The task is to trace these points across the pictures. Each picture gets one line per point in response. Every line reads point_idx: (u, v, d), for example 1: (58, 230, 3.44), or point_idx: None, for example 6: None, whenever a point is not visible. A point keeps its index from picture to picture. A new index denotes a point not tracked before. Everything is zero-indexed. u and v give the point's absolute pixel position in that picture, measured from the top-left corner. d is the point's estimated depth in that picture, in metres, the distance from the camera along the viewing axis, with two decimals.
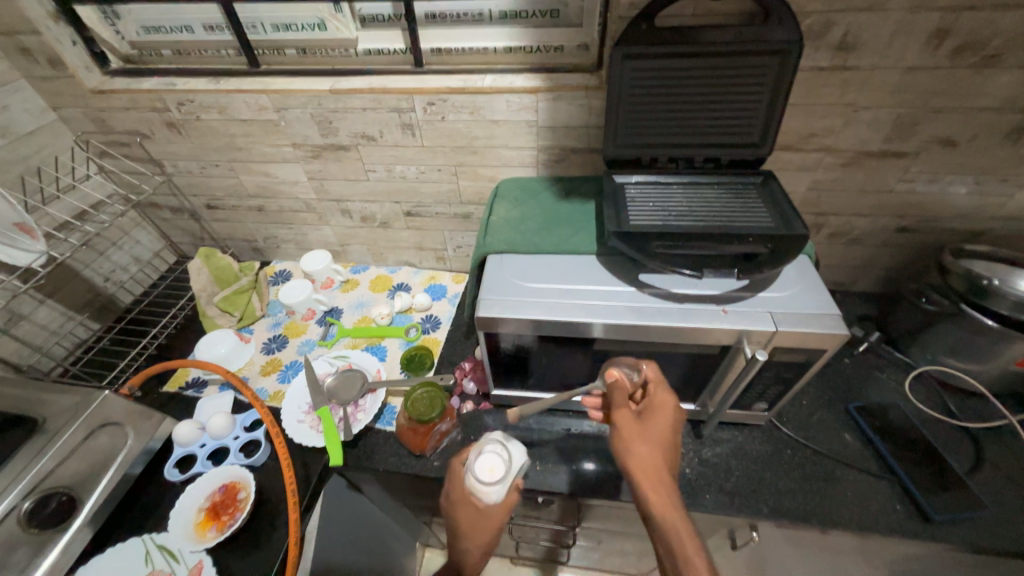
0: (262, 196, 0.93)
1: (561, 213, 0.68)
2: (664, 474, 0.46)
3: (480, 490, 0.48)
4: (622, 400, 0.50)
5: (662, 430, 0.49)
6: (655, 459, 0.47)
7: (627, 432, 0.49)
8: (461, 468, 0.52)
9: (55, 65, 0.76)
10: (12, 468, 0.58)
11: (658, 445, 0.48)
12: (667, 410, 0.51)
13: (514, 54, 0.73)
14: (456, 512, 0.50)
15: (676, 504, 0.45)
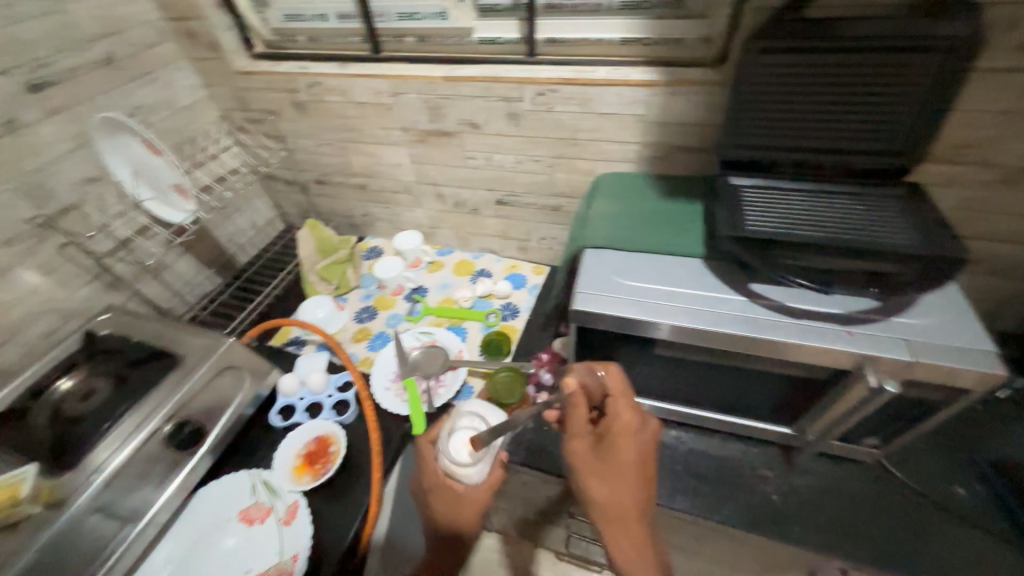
0: (366, 176, 0.99)
1: (666, 211, 0.66)
2: (629, 515, 0.46)
3: (455, 473, 0.52)
4: (579, 433, 0.48)
5: (627, 465, 0.46)
6: (609, 488, 0.46)
7: (588, 471, 0.47)
8: (430, 453, 0.55)
9: (213, 48, 0.86)
10: (158, 394, 0.66)
11: (622, 483, 0.46)
12: (629, 440, 0.47)
13: (629, 46, 0.71)
14: (432, 500, 0.55)
15: (637, 545, 0.46)
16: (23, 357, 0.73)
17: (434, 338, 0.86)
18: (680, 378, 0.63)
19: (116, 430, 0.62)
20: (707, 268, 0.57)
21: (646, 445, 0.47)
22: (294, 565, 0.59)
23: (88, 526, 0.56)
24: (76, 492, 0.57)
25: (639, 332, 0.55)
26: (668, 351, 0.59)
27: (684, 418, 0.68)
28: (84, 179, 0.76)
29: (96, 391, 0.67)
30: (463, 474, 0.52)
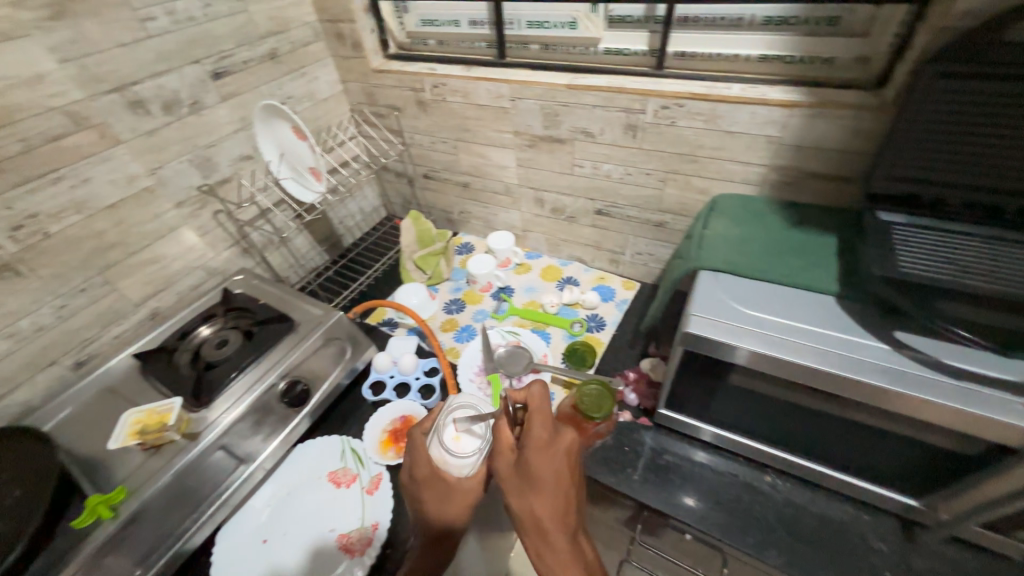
0: (471, 175, 1.04)
1: (791, 242, 0.61)
2: (546, 526, 0.45)
3: (446, 461, 0.49)
4: (501, 446, 0.49)
5: (544, 477, 0.46)
6: (527, 498, 0.46)
7: (507, 484, 0.47)
8: (421, 439, 0.52)
9: (355, 48, 0.95)
10: (276, 353, 0.73)
11: (538, 495, 0.46)
12: (540, 450, 0.46)
13: (768, 63, 0.67)
14: (422, 491, 0.51)
15: (557, 555, 0.45)
16: (174, 304, 0.85)
17: (519, 338, 0.87)
18: (788, 421, 0.58)
19: (241, 379, 0.69)
20: (841, 308, 0.52)
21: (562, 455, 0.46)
22: (374, 534, 0.62)
23: (210, 461, 0.64)
24: (203, 430, 0.64)
25: (755, 366, 0.51)
26: (781, 390, 0.55)
27: (784, 464, 0.63)
28: (240, 157, 0.88)
29: (229, 341, 0.75)
30: (456, 460, 0.50)
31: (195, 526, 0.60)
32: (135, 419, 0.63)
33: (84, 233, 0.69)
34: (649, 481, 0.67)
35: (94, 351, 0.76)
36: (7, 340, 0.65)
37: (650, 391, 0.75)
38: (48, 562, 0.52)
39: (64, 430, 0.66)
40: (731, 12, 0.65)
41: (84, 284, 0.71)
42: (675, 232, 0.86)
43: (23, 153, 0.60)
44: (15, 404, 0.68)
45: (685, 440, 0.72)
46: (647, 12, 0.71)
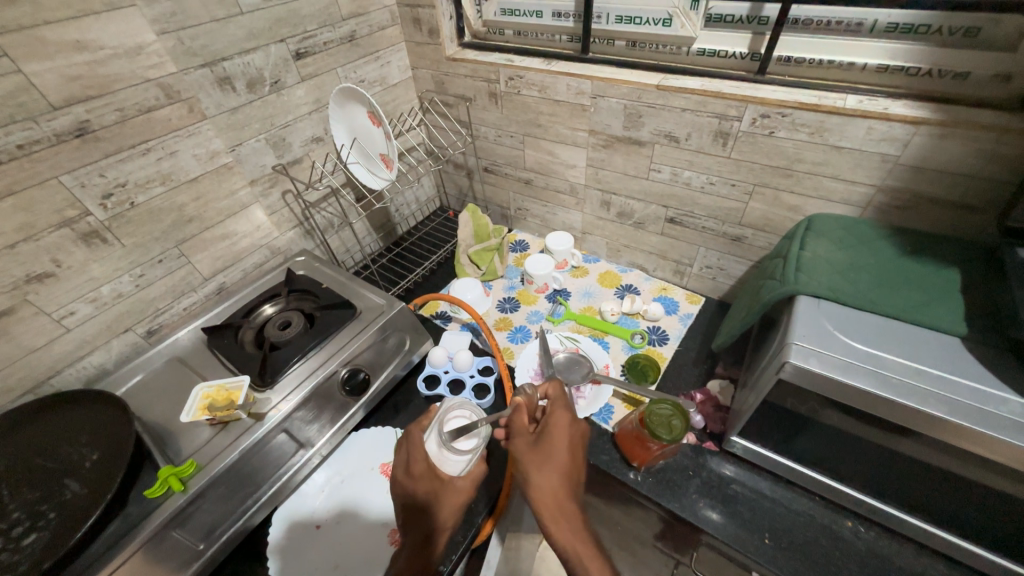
0: (536, 172, 1.02)
1: (902, 273, 0.56)
2: (564, 498, 0.48)
3: (444, 458, 0.58)
4: (520, 429, 0.53)
5: (562, 453, 0.50)
6: (550, 473, 0.49)
7: (526, 460, 0.50)
8: (419, 436, 0.56)
9: (431, 34, 0.93)
10: (339, 339, 0.72)
11: (557, 469, 0.49)
12: (560, 431, 0.52)
13: (886, 75, 0.61)
14: (420, 486, 0.54)
15: (574, 528, 0.46)
16: (239, 280, 0.86)
17: (578, 345, 0.85)
18: (886, 467, 0.54)
19: (304, 363, 0.68)
20: (967, 352, 0.47)
21: (575, 438, 0.52)
22: None
23: (273, 443, 0.63)
24: (269, 411, 0.63)
25: (863, 406, 0.48)
26: (886, 436, 0.50)
27: (869, 510, 0.58)
28: (311, 138, 0.89)
29: (291, 323, 0.75)
30: (452, 460, 0.58)
31: (254, 505, 0.61)
32: (205, 394, 0.63)
33: (166, 205, 0.70)
34: (715, 512, 0.64)
35: (164, 321, 0.77)
36: (89, 305, 0.66)
37: (717, 415, 0.73)
38: (121, 529, 0.52)
39: (135, 397, 0.68)
40: (850, 17, 0.60)
41: (162, 255, 0.72)
42: (753, 248, 0.82)
43: (118, 123, 0.61)
44: (91, 368, 0.69)
45: (754, 471, 0.68)
46: (752, 13, 0.66)
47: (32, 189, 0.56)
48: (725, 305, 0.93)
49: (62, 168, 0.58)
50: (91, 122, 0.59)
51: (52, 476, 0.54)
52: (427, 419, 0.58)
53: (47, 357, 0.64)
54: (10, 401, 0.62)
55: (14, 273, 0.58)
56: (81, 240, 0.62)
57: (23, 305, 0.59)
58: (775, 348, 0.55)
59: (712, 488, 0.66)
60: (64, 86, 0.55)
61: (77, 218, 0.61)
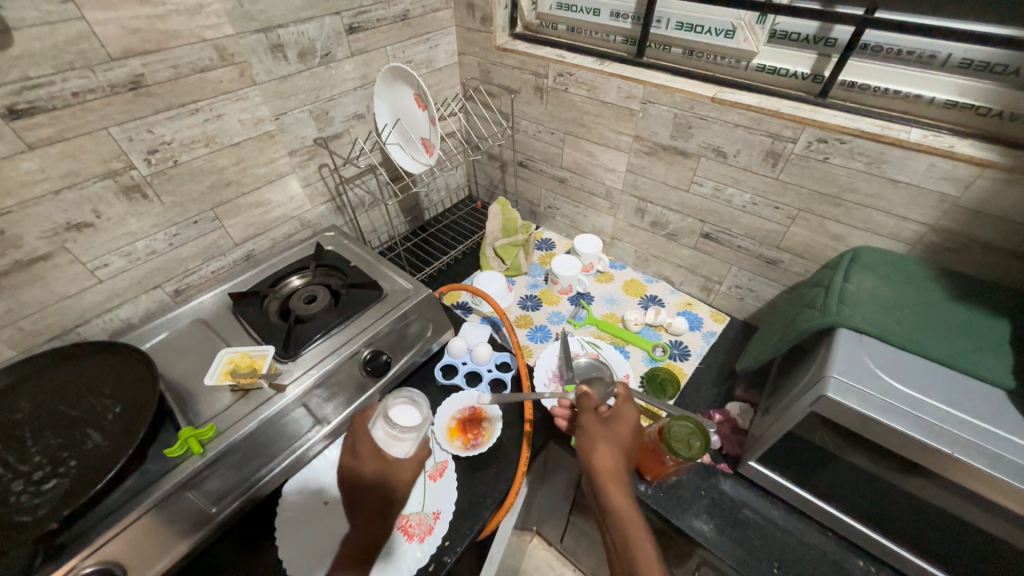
0: (572, 171, 1.01)
1: (949, 317, 0.55)
2: (623, 472, 0.52)
3: (389, 443, 0.57)
4: (588, 409, 0.58)
5: (627, 436, 0.55)
6: (615, 450, 0.53)
7: (592, 433, 0.55)
8: (362, 423, 0.59)
9: (484, 21, 0.92)
10: (365, 319, 0.72)
11: (619, 445, 0.54)
12: (628, 420, 0.57)
13: (954, 111, 0.59)
14: (368, 468, 0.58)
15: (630, 498, 0.50)
16: (267, 249, 0.87)
17: (599, 351, 0.84)
18: (910, 513, 0.52)
19: (327, 339, 0.68)
20: (1015, 407, 0.46)
21: (637, 427, 0.57)
22: (434, 523, 0.61)
23: (291, 416, 0.63)
24: (290, 384, 0.62)
25: (898, 448, 0.47)
26: (922, 483, 0.49)
27: (883, 552, 0.58)
28: (353, 115, 0.88)
29: (317, 299, 0.75)
30: (397, 445, 0.57)
31: (268, 475, 0.62)
32: (229, 359, 0.63)
33: (207, 167, 0.70)
34: (725, 535, 0.63)
35: (191, 282, 0.78)
36: (123, 258, 0.66)
37: (734, 437, 0.72)
38: (138, 485, 0.52)
39: (158, 353, 0.68)
40: (924, 47, 0.58)
41: (197, 216, 0.72)
42: (788, 273, 0.80)
43: (171, 80, 0.61)
44: (118, 320, 0.70)
45: (768, 499, 0.67)
46: (820, 33, 0.64)
47: (82, 138, 0.56)
48: (750, 326, 0.92)
49: (112, 120, 0.58)
50: (145, 77, 0.58)
51: (76, 425, 0.55)
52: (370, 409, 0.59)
53: (78, 305, 0.65)
54: (39, 345, 0.63)
55: (55, 220, 0.58)
56: (123, 193, 0.62)
57: (60, 253, 0.60)
58: (809, 378, 0.54)
59: (723, 511, 0.66)
60: (124, 38, 0.55)
61: (122, 170, 0.61)
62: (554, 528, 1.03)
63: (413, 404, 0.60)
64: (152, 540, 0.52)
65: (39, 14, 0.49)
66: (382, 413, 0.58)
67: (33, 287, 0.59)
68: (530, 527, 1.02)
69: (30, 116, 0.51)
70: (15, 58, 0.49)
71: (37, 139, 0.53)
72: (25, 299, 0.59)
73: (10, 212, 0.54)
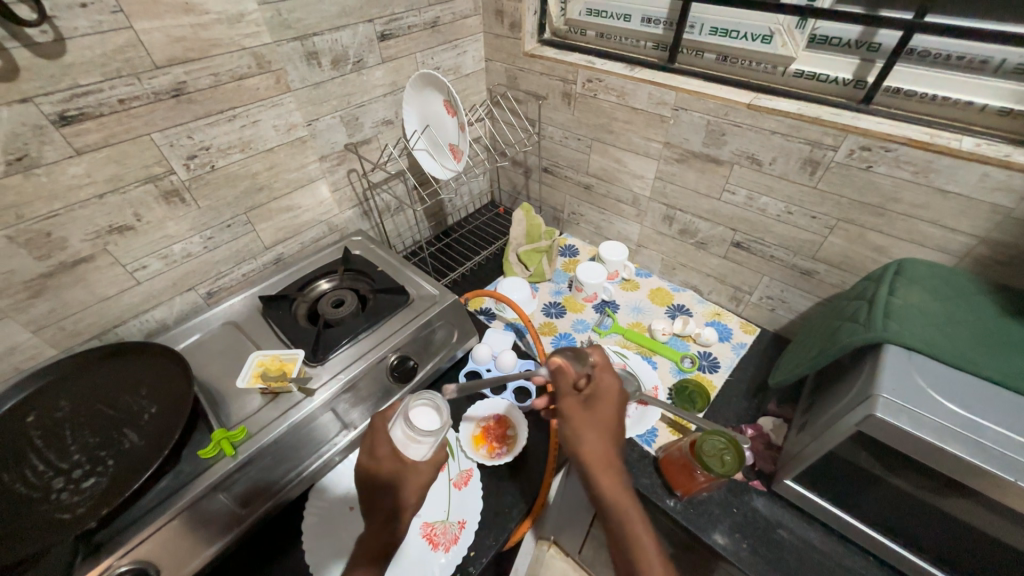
0: (597, 178, 1.00)
1: (1007, 335, 0.52)
2: (611, 454, 0.51)
3: (410, 442, 0.53)
4: (568, 390, 0.54)
5: (610, 416, 0.53)
6: (601, 440, 0.51)
7: (576, 419, 0.52)
8: (382, 423, 0.54)
9: (512, 28, 0.92)
10: (392, 324, 0.72)
11: (607, 430, 0.52)
12: (609, 397, 0.53)
13: (1010, 119, 0.57)
14: (383, 469, 0.52)
15: (619, 479, 0.50)
16: (296, 252, 0.88)
17: (626, 361, 0.83)
18: (962, 543, 0.49)
19: (354, 344, 0.68)
20: None
21: (621, 403, 0.54)
22: (459, 532, 0.60)
23: (319, 421, 0.63)
24: (317, 389, 0.62)
25: (954, 473, 0.44)
26: (978, 510, 0.46)
27: None
28: (382, 121, 0.89)
29: (344, 303, 0.75)
30: (417, 444, 0.53)
31: (295, 478, 0.62)
32: (260, 362, 0.64)
33: (242, 171, 0.71)
34: (758, 556, 0.61)
35: (223, 284, 0.79)
36: (160, 261, 0.68)
37: (767, 454, 0.70)
38: (173, 486, 0.52)
39: (191, 354, 0.69)
40: (973, 52, 0.56)
41: (231, 220, 0.74)
42: (824, 284, 0.78)
43: (212, 87, 0.62)
44: (153, 321, 0.71)
45: (804, 519, 0.64)
46: (863, 37, 0.62)
47: (126, 143, 0.57)
48: (781, 338, 0.89)
49: (155, 126, 0.59)
50: (187, 84, 0.60)
51: (114, 424, 0.56)
52: (392, 410, 0.55)
53: (116, 306, 0.66)
54: (79, 344, 0.65)
55: (98, 223, 0.59)
56: (162, 197, 0.64)
57: (102, 255, 0.61)
58: (853, 397, 0.52)
59: (756, 530, 0.63)
60: (168, 47, 0.56)
61: (162, 175, 0.62)
62: (572, 540, 1.01)
63: (434, 408, 0.57)
64: (185, 542, 0.52)
65: (91, 24, 0.50)
66: (403, 411, 0.55)
67: (76, 288, 0.61)
68: (548, 537, 1.00)
69: (79, 122, 0.53)
70: (66, 67, 0.50)
71: (84, 145, 0.54)
72: (68, 299, 0.61)
73: (57, 215, 0.55)
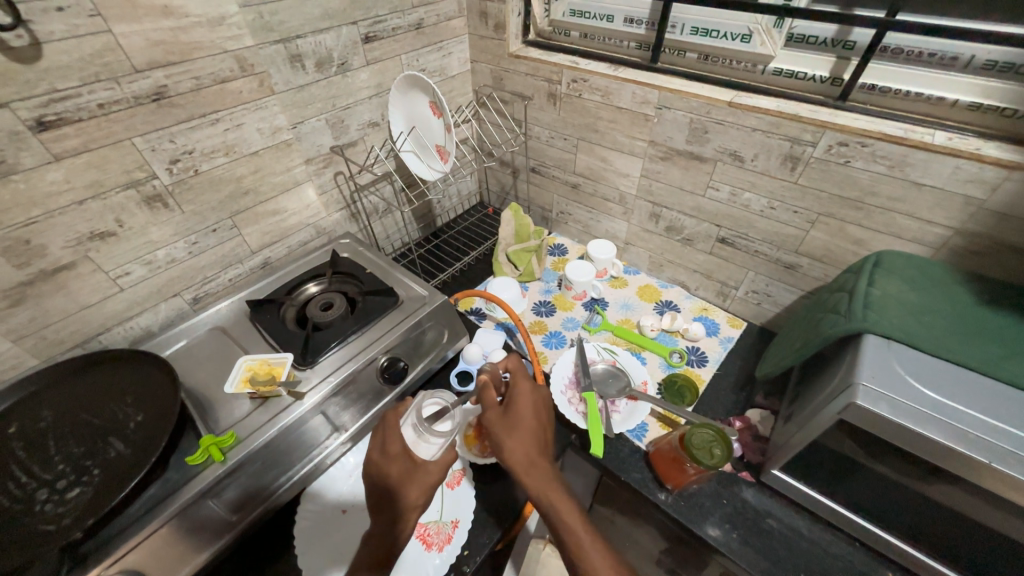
0: (584, 177, 1.01)
1: (981, 323, 0.54)
2: (534, 455, 0.52)
3: (420, 442, 0.56)
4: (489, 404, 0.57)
5: (528, 418, 0.55)
6: (521, 443, 0.53)
7: (497, 428, 0.55)
8: (395, 420, 0.55)
9: (497, 29, 0.93)
10: (382, 326, 0.72)
11: (524, 431, 0.54)
12: (525, 402, 0.56)
13: (980, 113, 0.58)
14: (393, 468, 0.52)
15: (544, 478, 0.51)
16: (283, 256, 0.87)
17: (616, 358, 0.84)
18: (943, 526, 0.51)
19: (343, 347, 0.68)
20: None
21: (540, 406, 0.57)
22: (453, 532, 0.60)
23: (309, 424, 0.62)
24: (308, 391, 0.62)
25: (935, 458, 0.45)
26: (956, 492, 0.47)
27: (916, 566, 0.55)
28: (368, 123, 0.89)
29: (333, 306, 0.75)
30: (428, 444, 0.56)
31: (286, 482, 0.62)
32: (248, 366, 0.64)
33: (227, 175, 0.70)
34: (749, 546, 0.62)
35: (209, 290, 0.78)
36: (143, 267, 0.67)
37: (756, 445, 0.71)
38: (160, 494, 0.52)
39: (178, 361, 0.68)
40: (944, 49, 0.58)
41: (216, 225, 0.73)
42: (807, 278, 0.79)
43: (193, 91, 0.62)
44: (138, 329, 0.70)
45: (793, 509, 0.65)
46: (838, 36, 0.64)
47: (107, 148, 0.57)
48: (768, 332, 0.91)
49: (136, 131, 0.58)
50: (168, 88, 0.59)
51: (99, 433, 0.55)
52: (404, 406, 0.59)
53: (99, 314, 0.65)
54: (61, 353, 0.64)
55: (79, 229, 0.58)
56: (144, 203, 0.63)
57: (83, 262, 0.60)
58: (835, 386, 0.53)
59: (746, 521, 0.64)
60: (148, 50, 0.56)
61: (144, 180, 0.62)
62: None
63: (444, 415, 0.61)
64: (174, 549, 0.51)
65: (67, 28, 0.50)
66: (415, 410, 0.59)
67: (57, 296, 0.60)
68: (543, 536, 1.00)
69: (58, 127, 0.52)
70: (43, 71, 0.49)
71: (63, 150, 0.54)
72: (49, 308, 0.60)
73: (36, 222, 0.54)
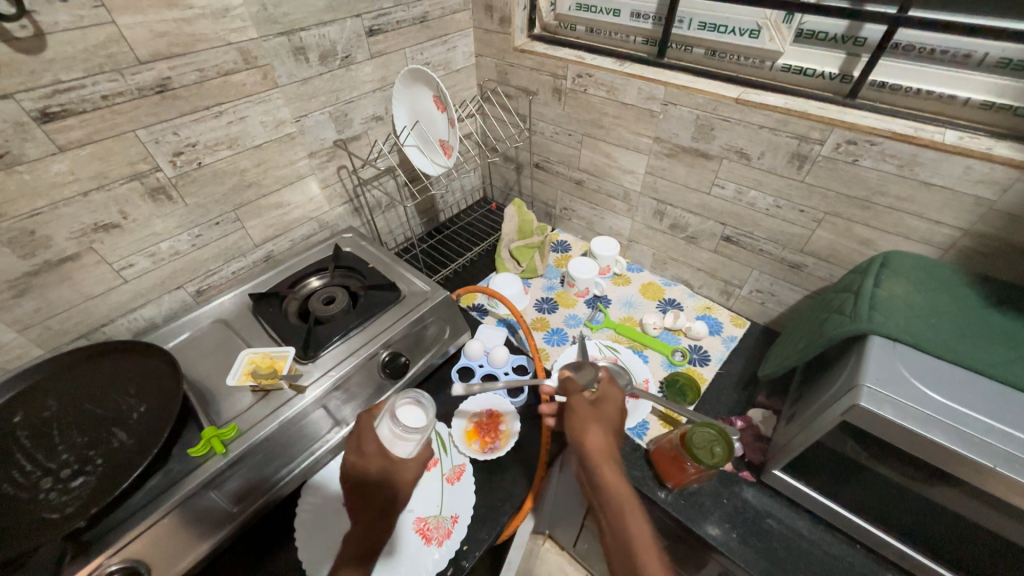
0: (588, 173, 1.00)
1: (988, 326, 0.53)
2: (613, 449, 0.54)
3: (397, 439, 0.54)
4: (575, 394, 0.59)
5: (613, 415, 0.57)
6: (605, 434, 0.55)
7: (582, 414, 0.56)
8: (370, 421, 0.55)
9: (502, 23, 0.92)
10: (383, 321, 0.72)
11: (610, 427, 0.56)
12: (612, 400, 0.59)
13: (993, 112, 0.57)
14: (371, 466, 0.53)
15: (618, 471, 0.52)
16: (287, 249, 0.87)
17: (617, 355, 0.84)
18: (945, 529, 0.50)
19: (345, 341, 0.68)
20: None
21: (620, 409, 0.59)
22: (453, 527, 0.60)
23: (310, 418, 0.63)
24: (309, 385, 0.62)
25: (939, 462, 0.45)
26: (959, 496, 0.47)
27: (916, 568, 0.55)
28: (372, 116, 0.88)
29: (335, 300, 0.75)
30: (406, 441, 0.54)
31: (287, 475, 0.62)
32: (250, 359, 0.65)
33: (230, 168, 0.70)
34: (748, 546, 0.61)
35: (213, 282, 0.78)
36: (147, 259, 0.67)
37: (756, 444, 0.70)
38: (162, 484, 0.52)
39: (181, 352, 0.69)
40: (957, 46, 0.57)
41: (220, 217, 0.73)
42: (812, 277, 0.79)
43: (197, 83, 0.62)
44: (142, 320, 0.71)
45: (793, 509, 0.65)
46: (849, 32, 0.63)
47: (111, 139, 0.57)
48: (772, 331, 0.90)
49: (139, 123, 0.58)
50: (171, 80, 0.59)
51: (103, 423, 0.55)
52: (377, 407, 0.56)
53: (103, 305, 0.66)
54: (66, 343, 0.64)
55: (83, 221, 0.59)
56: (148, 195, 0.63)
57: (87, 253, 0.61)
58: (838, 387, 0.53)
59: (746, 521, 0.64)
60: (151, 41, 0.56)
61: (148, 172, 0.62)
62: (568, 534, 1.01)
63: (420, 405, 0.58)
64: (175, 540, 0.52)
65: (71, 19, 0.50)
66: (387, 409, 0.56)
67: (61, 286, 0.60)
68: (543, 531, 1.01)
69: (62, 118, 0.52)
70: (47, 62, 0.50)
71: (67, 142, 0.54)
72: (53, 298, 0.60)
73: (41, 213, 0.55)
